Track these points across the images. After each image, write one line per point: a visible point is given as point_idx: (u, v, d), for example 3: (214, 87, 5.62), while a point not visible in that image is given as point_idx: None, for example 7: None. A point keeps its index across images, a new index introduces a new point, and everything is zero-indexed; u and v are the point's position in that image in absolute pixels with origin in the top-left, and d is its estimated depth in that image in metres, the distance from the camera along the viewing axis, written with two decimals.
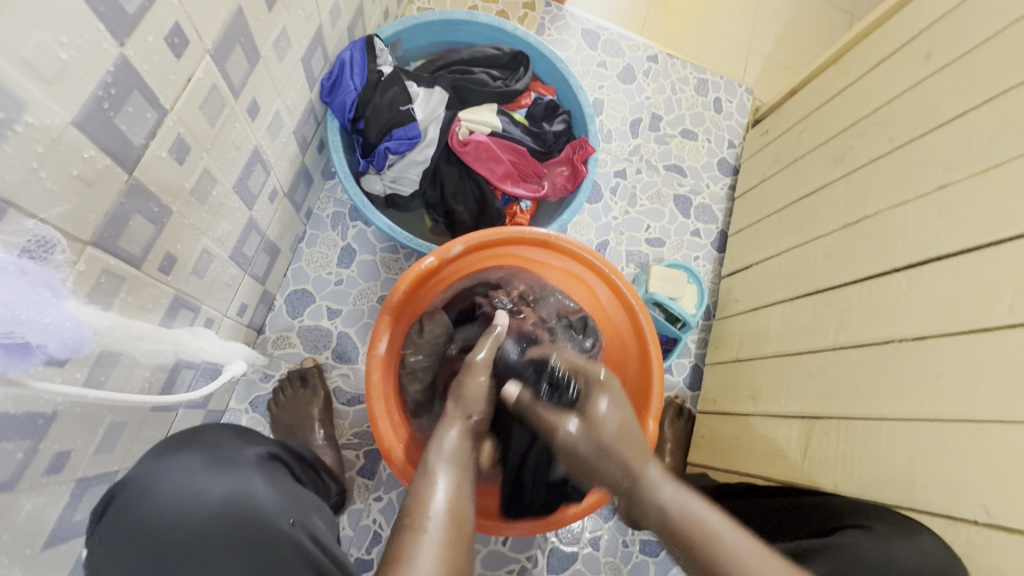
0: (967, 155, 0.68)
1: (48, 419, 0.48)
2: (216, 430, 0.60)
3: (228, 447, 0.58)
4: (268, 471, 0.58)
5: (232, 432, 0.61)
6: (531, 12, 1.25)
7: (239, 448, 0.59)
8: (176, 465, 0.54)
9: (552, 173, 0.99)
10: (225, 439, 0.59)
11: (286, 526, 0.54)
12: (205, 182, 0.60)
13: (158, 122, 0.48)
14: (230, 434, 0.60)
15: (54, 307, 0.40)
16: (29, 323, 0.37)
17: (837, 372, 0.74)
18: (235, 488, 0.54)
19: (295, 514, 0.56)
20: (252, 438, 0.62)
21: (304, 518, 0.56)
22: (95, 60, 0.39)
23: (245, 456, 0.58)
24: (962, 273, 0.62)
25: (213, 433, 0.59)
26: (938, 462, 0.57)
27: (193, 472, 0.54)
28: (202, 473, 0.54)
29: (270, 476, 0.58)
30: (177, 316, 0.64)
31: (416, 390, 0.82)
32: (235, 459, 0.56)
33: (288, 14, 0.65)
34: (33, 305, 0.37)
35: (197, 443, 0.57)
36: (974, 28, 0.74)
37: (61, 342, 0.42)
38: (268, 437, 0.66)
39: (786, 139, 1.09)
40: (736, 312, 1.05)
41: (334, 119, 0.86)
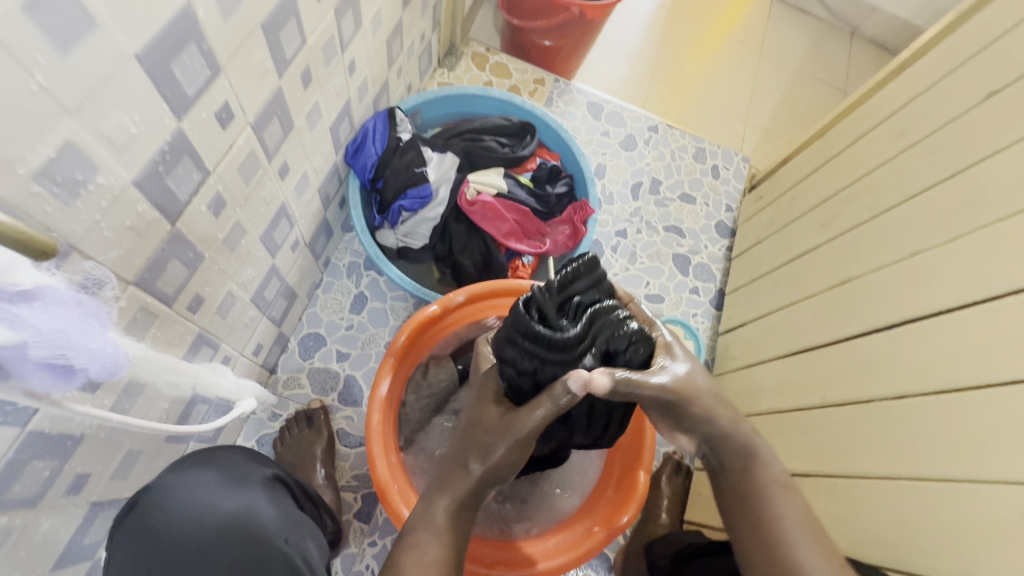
0: (936, 225, 0.72)
1: (75, 441, 0.53)
2: (229, 451, 0.65)
3: (237, 467, 0.62)
4: (272, 492, 0.62)
5: (243, 453, 0.66)
6: (541, 87, 1.37)
7: (248, 469, 0.63)
8: (192, 481, 0.57)
9: (555, 232, 1.06)
10: (236, 460, 0.63)
11: (281, 543, 0.58)
12: (236, 233, 0.68)
13: (201, 181, 0.56)
14: (240, 457, 0.64)
15: (100, 335, 0.45)
16: (77, 347, 0.42)
17: (825, 429, 0.76)
18: (245, 507, 0.58)
19: (291, 532, 0.60)
20: (259, 459, 0.67)
21: (298, 538, 0.60)
22: (157, 133, 0.47)
23: (253, 477, 0.62)
24: (937, 335, 0.65)
25: (225, 455, 0.63)
26: (920, 520, 0.58)
27: (209, 487, 0.58)
28: (215, 490, 0.58)
29: (273, 497, 0.62)
30: (198, 352, 0.70)
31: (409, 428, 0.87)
32: (244, 480, 0.61)
33: (321, 91, 0.76)
34: (82, 331, 0.42)
35: (207, 463, 0.61)
36: (940, 110, 0.81)
37: (101, 366, 0.45)
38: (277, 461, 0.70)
39: (779, 204, 1.14)
40: (732, 368, 1.07)
41: (356, 179, 0.95)
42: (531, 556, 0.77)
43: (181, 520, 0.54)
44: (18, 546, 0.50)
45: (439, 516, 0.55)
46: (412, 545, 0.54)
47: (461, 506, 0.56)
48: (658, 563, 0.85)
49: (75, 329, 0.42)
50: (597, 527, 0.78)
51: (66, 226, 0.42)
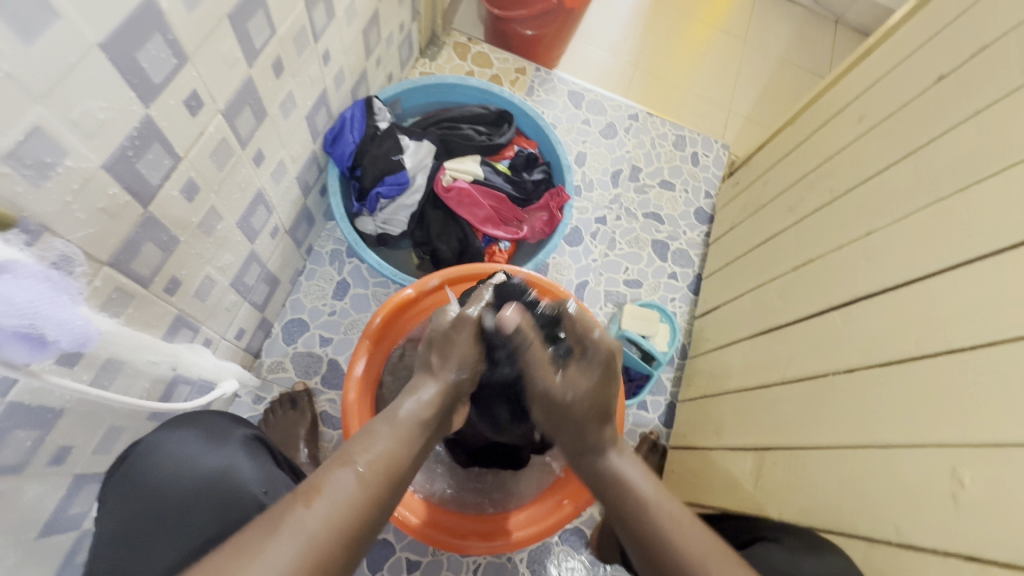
0: (889, 205, 0.74)
1: (56, 414, 0.55)
2: (216, 416, 0.67)
3: (220, 429, 0.65)
4: (253, 449, 0.65)
5: (229, 418, 0.68)
6: (522, 76, 1.39)
7: (230, 429, 0.66)
8: (177, 439, 0.62)
9: (532, 218, 1.08)
10: (220, 421, 0.66)
11: (259, 495, 0.60)
12: (212, 218, 0.70)
13: (173, 167, 0.59)
14: (228, 421, 0.67)
15: (68, 308, 0.48)
16: (46, 318, 0.45)
17: (784, 404, 0.78)
18: (225, 466, 0.61)
19: (269, 484, 0.62)
20: (245, 422, 0.69)
21: (276, 490, 0.62)
22: (125, 119, 0.50)
23: (234, 436, 0.65)
24: (884, 311, 0.68)
25: (214, 418, 0.66)
26: (861, 486, 0.61)
27: (191, 448, 0.62)
28: (197, 449, 0.62)
29: (253, 456, 0.64)
30: (178, 333, 0.73)
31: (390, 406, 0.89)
32: (225, 439, 0.64)
33: (294, 80, 0.78)
34: (52, 304, 0.45)
35: (191, 424, 0.64)
36: (896, 94, 0.83)
37: (72, 338, 0.49)
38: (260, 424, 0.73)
39: (753, 189, 1.16)
40: (706, 350, 1.10)
41: (334, 167, 0.98)
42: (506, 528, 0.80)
43: (164, 479, 0.59)
44: (3, 512, 0.53)
45: (400, 413, 0.56)
46: (367, 436, 0.52)
47: (420, 414, 0.57)
48: None
49: (51, 304, 0.45)
50: (566, 500, 0.81)
51: (38, 206, 0.45)
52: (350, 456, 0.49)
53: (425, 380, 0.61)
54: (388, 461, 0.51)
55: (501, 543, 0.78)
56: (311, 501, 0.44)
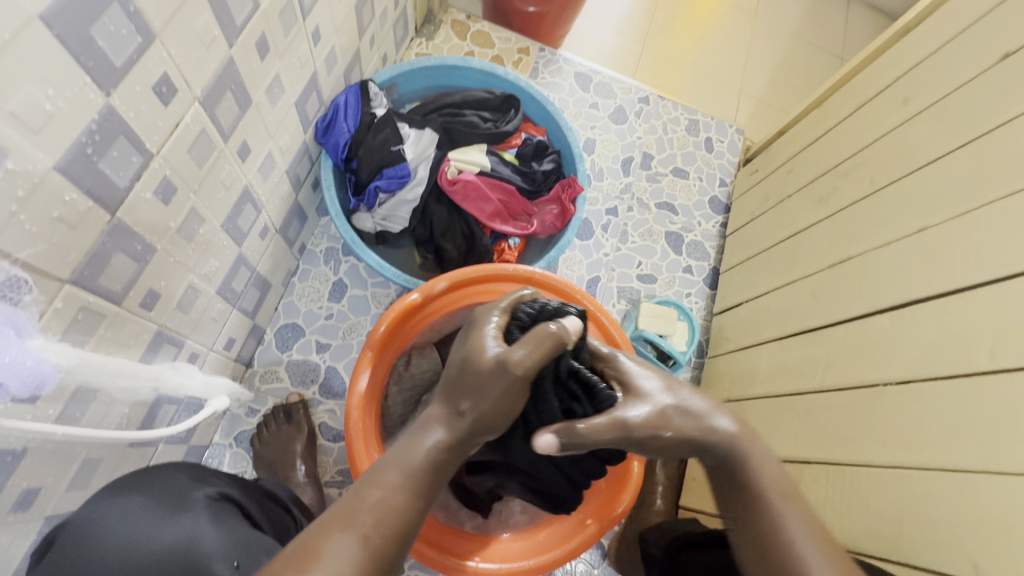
0: (945, 198, 0.68)
1: (17, 456, 0.48)
2: (169, 470, 0.59)
3: (178, 490, 0.55)
4: (218, 513, 0.55)
5: (184, 473, 0.59)
6: (526, 57, 1.30)
7: (188, 490, 0.56)
8: (118, 511, 0.51)
9: (542, 211, 1.01)
10: (175, 479, 0.57)
11: (227, 568, 0.51)
12: (193, 222, 0.62)
13: (143, 165, 0.50)
14: (184, 476, 0.58)
15: (17, 347, 0.42)
16: None
17: (824, 415, 0.73)
18: (189, 537, 0.51)
19: (245, 553, 0.53)
20: (206, 480, 0.60)
21: (251, 560, 0.53)
22: (80, 110, 0.41)
23: (195, 498, 0.55)
24: (942, 317, 0.62)
25: (166, 475, 0.57)
26: (925, 513, 0.55)
27: (142, 518, 0.51)
28: (147, 522, 0.51)
29: (218, 520, 0.55)
30: (159, 351, 0.65)
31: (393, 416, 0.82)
32: (185, 503, 0.54)
33: (282, 62, 0.69)
34: None
35: (142, 486, 0.55)
36: (947, 76, 0.76)
37: (22, 382, 0.44)
38: (226, 479, 0.63)
39: (774, 179, 1.10)
40: (726, 350, 1.04)
41: (328, 159, 0.89)
42: (481, 556, 0.74)
43: (113, 552, 0.49)
44: None
45: (417, 455, 0.47)
46: (371, 486, 0.45)
47: (437, 456, 0.48)
48: (653, 554, 0.82)
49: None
50: (591, 519, 0.76)
51: None
52: (349, 515, 0.42)
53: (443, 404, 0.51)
54: (394, 514, 0.44)
55: (468, 570, 0.72)
56: (305, 570, 0.38)
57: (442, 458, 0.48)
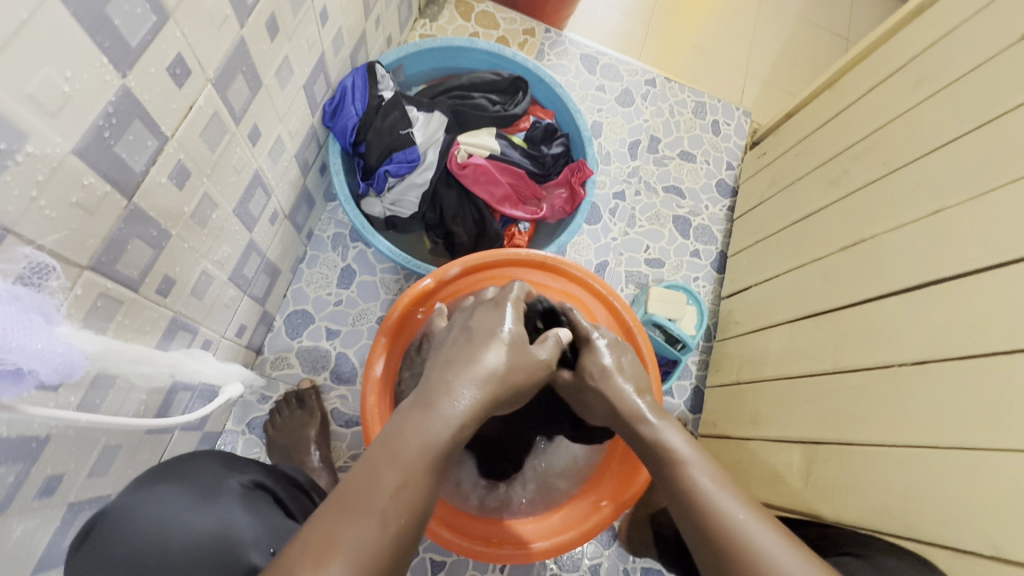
0: (961, 179, 0.68)
1: (41, 443, 0.48)
2: (205, 458, 0.59)
3: (208, 479, 0.55)
4: (249, 501, 0.56)
5: (217, 461, 0.59)
6: (531, 38, 1.28)
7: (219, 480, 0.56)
8: (155, 499, 0.52)
9: (551, 195, 1.00)
10: (209, 468, 0.57)
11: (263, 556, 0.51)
12: (205, 207, 0.61)
13: (158, 149, 0.49)
14: (218, 464, 0.58)
15: (46, 334, 0.41)
16: (19, 350, 0.38)
17: (837, 396, 0.73)
18: (221, 525, 0.52)
19: (277, 541, 0.53)
20: (237, 468, 0.60)
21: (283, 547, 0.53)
22: (97, 92, 0.40)
23: (228, 487, 0.56)
24: (959, 298, 0.62)
25: (199, 465, 0.57)
26: (942, 491, 0.56)
27: (177, 506, 0.52)
28: (182, 511, 0.51)
29: (253, 508, 0.55)
30: (175, 337, 0.65)
31: None
32: (218, 492, 0.55)
33: (291, 43, 0.67)
34: (24, 332, 0.38)
35: (176, 476, 0.55)
36: (964, 55, 0.75)
37: (52, 368, 0.43)
38: (256, 465, 0.64)
39: (783, 162, 1.09)
40: (735, 333, 1.04)
41: (336, 143, 0.88)
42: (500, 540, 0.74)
43: (144, 541, 0.49)
44: None
45: (435, 429, 0.44)
46: (385, 464, 0.41)
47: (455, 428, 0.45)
48: (664, 534, 0.84)
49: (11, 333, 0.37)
50: (605, 501, 0.77)
51: None
52: (363, 497, 0.38)
53: (465, 372, 0.49)
54: (413, 495, 0.40)
55: (489, 555, 0.72)
56: (321, 561, 0.35)
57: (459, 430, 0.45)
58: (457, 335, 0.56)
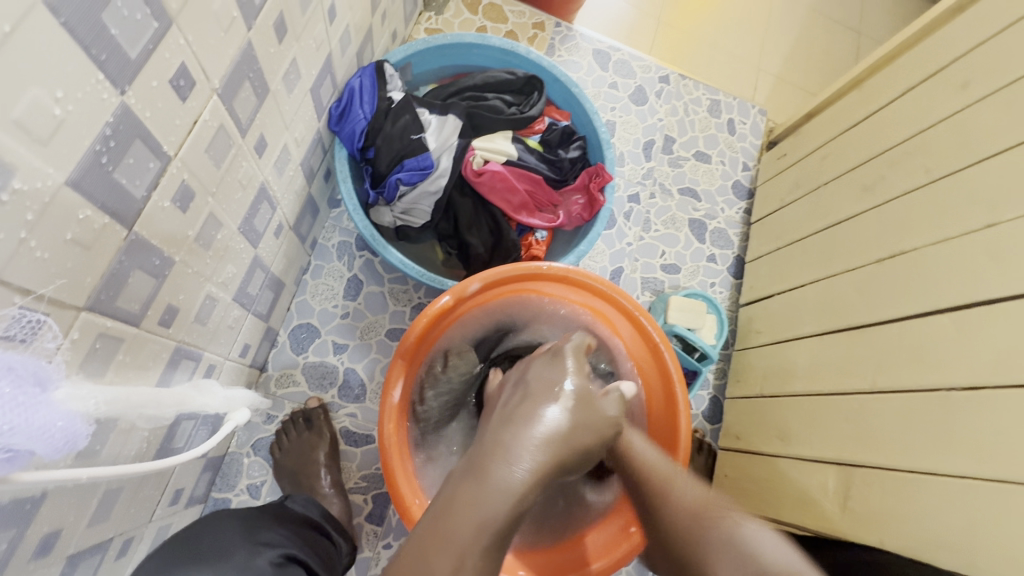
0: (1012, 193, 0.65)
1: (37, 501, 0.43)
2: (219, 530, 0.54)
3: (227, 558, 0.50)
4: None
5: (235, 531, 0.55)
6: (541, 32, 1.22)
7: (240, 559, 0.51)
8: None
9: (568, 201, 0.95)
10: (230, 546, 0.52)
11: None
12: (210, 227, 0.56)
13: (161, 171, 0.44)
14: (235, 536, 0.54)
15: (45, 407, 0.35)
16: (22, 430, 0.32)
17: (877, 417, 0.71)
18: None
19: None
20: (261, 541, 0.55)
21: None
22: (93, 112, 0.35)
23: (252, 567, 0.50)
24: (1014, 320, 0.59)
25: (213, 541, 0.53)
26: (1001, 526, 0.53)
27: None
28: None
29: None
30: (178, 368, 0.59)
31: (424, 419, 0.79)
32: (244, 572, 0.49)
33: (299, 45, 0.62)
34: (21, 409, 0.32)
35: (194, 561, 0.49)
36: (1013, 59, 0.71)
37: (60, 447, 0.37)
38: (281, 533, 0.59)
39: (807, 165, 1.05)
40: (758, 343, 1.01)
41: (343, 148, 0.83)
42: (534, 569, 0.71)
43: None
44: None
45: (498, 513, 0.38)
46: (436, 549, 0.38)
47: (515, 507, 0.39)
48: None
49: (2, 406, 0.31)
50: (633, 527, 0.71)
51: None
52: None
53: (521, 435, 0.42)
54: None
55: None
56: None
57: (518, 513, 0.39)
58: (512, 392, 0.48)
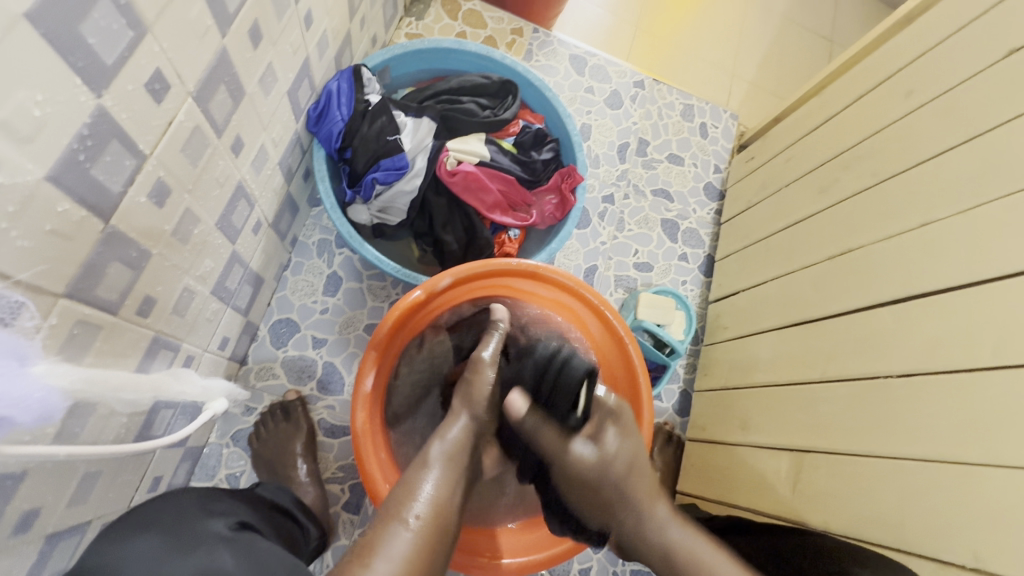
0: (948, 195, 0.69)
1: (17, 478, 0.46)
2: (179, 500, 0.56)
3: (185, 525, 0.52)
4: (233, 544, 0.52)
5: (193, 503, 0.57)
6: (519, 38, 1.26)
7: (199, 527, 0.53)
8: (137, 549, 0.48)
9: (541, 201, 0.99)
10: (186, 512, 0.54)
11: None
12: (188, 222, 0.59)
13: (137, 168, 0.47)
14: (193, 506, 0.56)
15: (20, 378, 0.40)
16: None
17: (825, 406, 0.75)
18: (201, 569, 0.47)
19: None
20: (215, 510, 0.57)
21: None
22: (71, 114, 0.38)
23: (208, 534, 0.52)
24: (945, 312, 0.64)
25: (174, 507, 0.54)
26: (927, 503, 0.57)
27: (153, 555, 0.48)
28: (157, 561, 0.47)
29: (240, 552, 0.51)
30: (156, 357, 0.62)
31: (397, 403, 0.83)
32: (197, 539, 0.51)
33: (275, 50, 0.65)
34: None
35: (156, 526, 0.51)
36: (952, 69, 0.76)
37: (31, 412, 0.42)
38: (237, 506, 0.62)
39: (772, 167, 1.10)
40: (724, 338, 1.06)
41: (321, 148, 0.86)
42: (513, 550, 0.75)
43: None
44: None
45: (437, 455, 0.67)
46: (406, 491, 0.61)
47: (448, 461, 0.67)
48: None
49: None
50: None
51: None
52: (399, 514, 0.58)
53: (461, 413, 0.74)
54: (434, 509, 0.61)
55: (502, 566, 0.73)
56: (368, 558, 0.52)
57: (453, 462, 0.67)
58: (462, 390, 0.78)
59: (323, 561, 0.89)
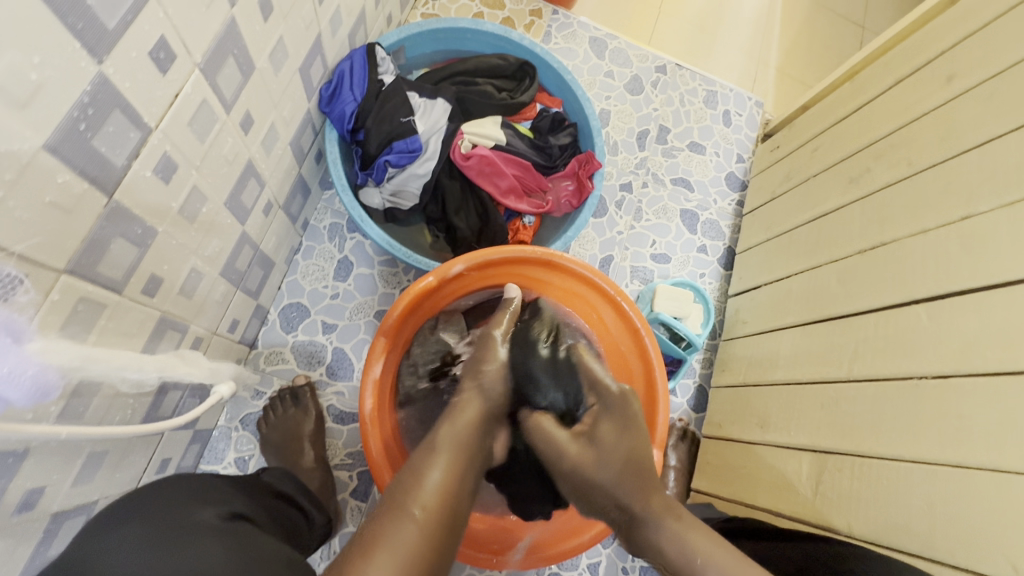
0: (992, 186, 0.65)
1: (19, 457, 0.45)
2: (176, 488, 0.54)
3: (174, 513, 0.50)
4: (226, 532, 0.50)
5: (189, 490, 0.55)
6: (538, 20, 1.22)
7: (190, 515, 0.50)
8: (125, 537, 0.47)
9: (557, 187, 0.95)
10: (177, 500, 0.52)
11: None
12: (195, 200, 0.57)
13: (142, 141, 0.45)
14: (185, 496, 0.53)
15: (14, 355, 0.39)
16: None
17: (851, 407, 0.71)
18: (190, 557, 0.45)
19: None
20: (211, 499, 0.55)
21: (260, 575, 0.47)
22: (69, 79, 0.36)
23: (204, 521, 0.50)
24: (986, 311, 0.60)
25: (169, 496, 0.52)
26: (962, 513, 0.54)
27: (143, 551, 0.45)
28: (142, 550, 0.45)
29: (228, 538, 0.50)
30: (163, 338, 0.61)
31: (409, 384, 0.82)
32: (191, 526, 0.49)
33: (286, 23, 0.62)
34: None
35: (144, 512, 0.50)
36: (1000, 50, 0.71)
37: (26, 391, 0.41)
38: (233, 494, 0.59)
39: (799, 156, 1.05)
40: (743, 333, 1.02)
41: (333, 130, 0.83)
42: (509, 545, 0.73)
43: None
44: None
45: (442, 447, 0.60)
46: (416, 481, 0.55)
47: (462, 451, 0.61)
48: None
49: None
50: None
51: None
52: (406, 505, 0.52)
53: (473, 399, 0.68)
54: (446, 495, 0.55)
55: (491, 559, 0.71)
56: (370, 555, 0.47)
57: (459, 443, 0.62)
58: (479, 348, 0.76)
59: (330, 547, 0.88)
